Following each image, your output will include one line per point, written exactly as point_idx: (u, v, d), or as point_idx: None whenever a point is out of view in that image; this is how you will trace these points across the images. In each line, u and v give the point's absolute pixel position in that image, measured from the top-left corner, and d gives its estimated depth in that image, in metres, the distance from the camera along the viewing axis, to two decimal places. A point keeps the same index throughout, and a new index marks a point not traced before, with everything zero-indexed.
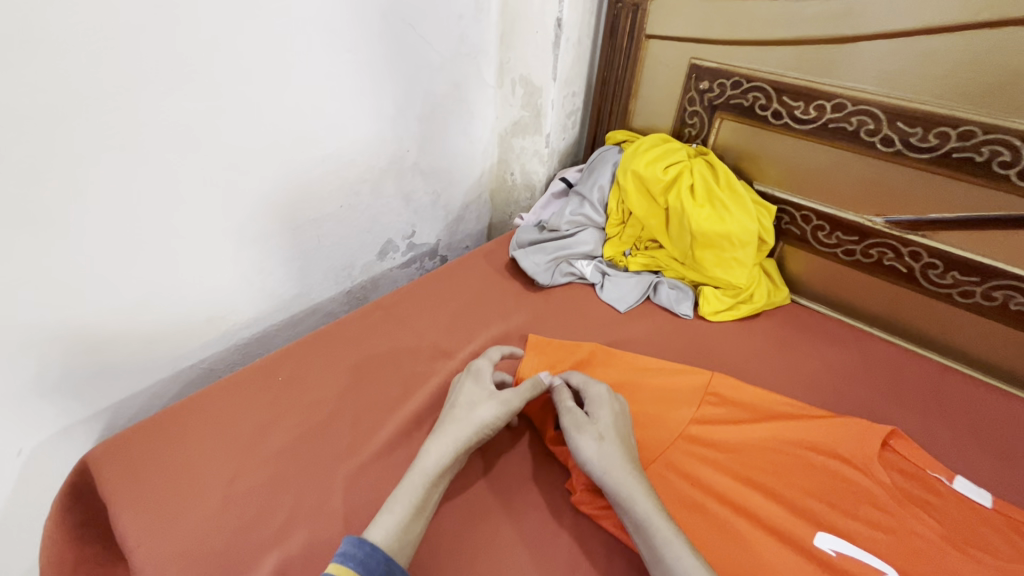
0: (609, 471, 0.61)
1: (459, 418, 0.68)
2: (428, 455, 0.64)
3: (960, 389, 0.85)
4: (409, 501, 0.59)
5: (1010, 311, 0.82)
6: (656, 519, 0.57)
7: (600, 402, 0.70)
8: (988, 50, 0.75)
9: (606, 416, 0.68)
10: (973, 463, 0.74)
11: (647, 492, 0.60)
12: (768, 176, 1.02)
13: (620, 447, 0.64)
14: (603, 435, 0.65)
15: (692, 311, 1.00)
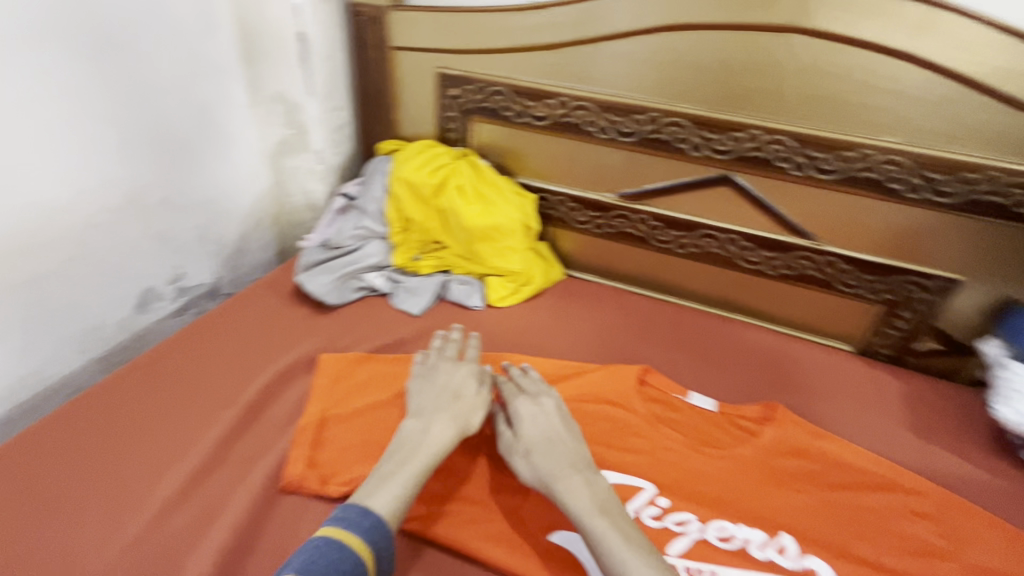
0: (546, 482, 0.67)
1: (456, 407, 0.75)
2: (421, 435, 0.71)
3: (692, 322, 1.06)
4: (407, 480, 0.65)
5: (711, 254, 1.05)
6: (592, 518, 0.62)
7: (535, 412, 0.75)
8: (653, 51, 0.93)
9: (536, 424, 0.74)
10: (703, 379, 0.93)
11: (585, 492, 0.65)
12: (525, 169, 1.14)
13: (557, 454, 0.69)
14: (539, 447, 0.71)
15: (482, 302, 1.06)
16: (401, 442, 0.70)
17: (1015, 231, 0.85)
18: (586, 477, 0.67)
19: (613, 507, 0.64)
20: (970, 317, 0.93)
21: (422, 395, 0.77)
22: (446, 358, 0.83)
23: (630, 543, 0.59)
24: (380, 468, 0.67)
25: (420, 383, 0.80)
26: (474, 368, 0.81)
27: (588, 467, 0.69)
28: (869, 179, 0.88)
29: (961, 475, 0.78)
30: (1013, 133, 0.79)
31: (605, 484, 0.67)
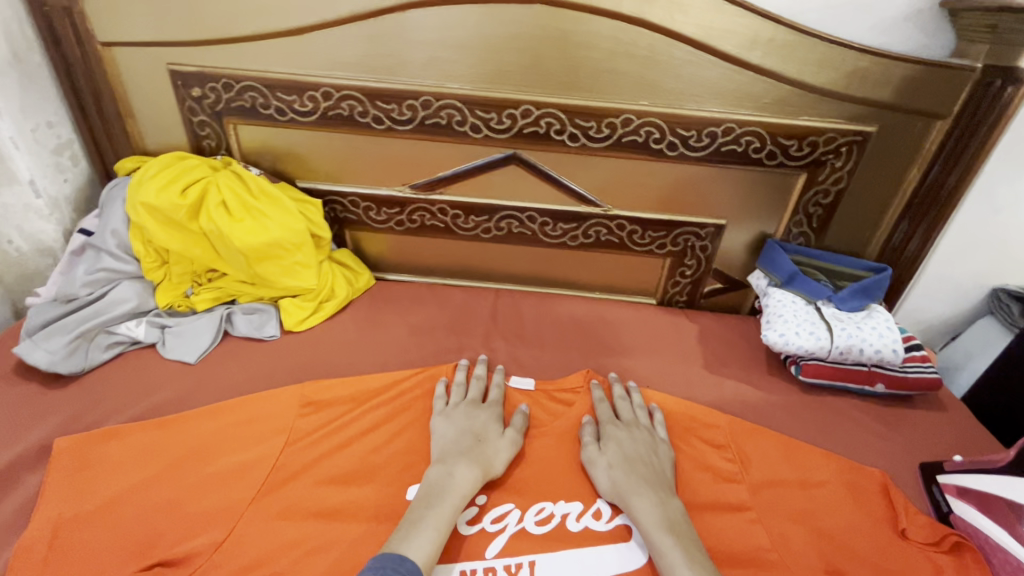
0: (622, 496, 0.65)
1: (481, 449, 0.69)
2: (449, 478, 0.65)
3: (510, 304, 1.05)
4: (441, 525, 0.60)
5: (515, 233, 1.04)
6: (659, 534, 0.60)
7: (634, 430, 0.73)
8: (408, 30, 0.87)
9: (625, 443, 0.70)
10: (525, 358, 0.92)
11: (656, 508, 0.63)
12: (306, 172, 1.02)
13: (634, 468, 0.67)
14: (618, 459, 0.68)
15: (279, 329, 0.94)
16: (428, 485, 0.64)
17: (759, 174, 0.95)
18: (661, 495, 0.65)
19: (680, 525, 0.62)
20: (739, 255, 1.04)
21: (444, 439, 0.71)
22: (467, 400, 0.78)
23: (692, 567, 0.57)
24: (411, 513, 0.61)
25: (444, 421, 0.74)
26: (492, 408, 0.77)
27: (662, 484, 0.66)
28: (635, 143, 0.92)
29: (746, 398, 0.86)
30: (738, 87, 0.87)
31: (675, 502, 0.65)
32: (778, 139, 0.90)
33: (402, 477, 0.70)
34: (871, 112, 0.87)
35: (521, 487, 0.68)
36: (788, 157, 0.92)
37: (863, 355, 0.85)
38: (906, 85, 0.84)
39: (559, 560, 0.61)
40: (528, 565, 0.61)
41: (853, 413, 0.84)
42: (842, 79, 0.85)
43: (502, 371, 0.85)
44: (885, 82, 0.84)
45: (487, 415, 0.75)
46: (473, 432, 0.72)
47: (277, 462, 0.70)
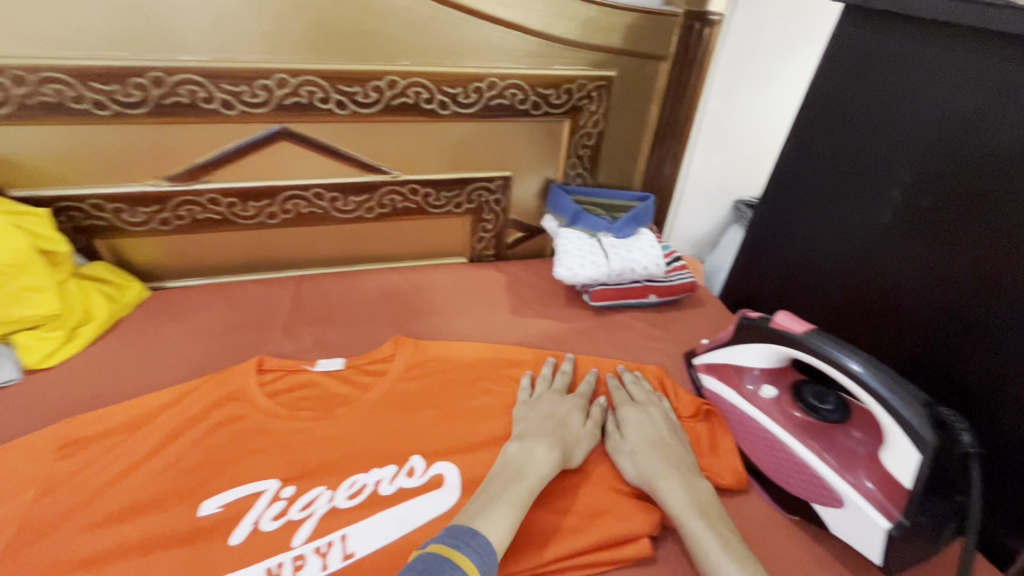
0: (650, 480, 0.64)
1: (563, 436, 0.69)
2: (526, 458, 0.64)
3: (314, 288, 1.00)
4: (517, 500, 0.59)
5: (305, 215, 0.99)
6: (690, 518, 0.59)
7: (666, 418, 0.73)
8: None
9: (646, 426, 0.71)
10: (333, 341, 0.89)
11: (685, 492, 0.62)
12: (20, 179, 0.83)
13: (661, 451, 0.67)
14: (641, 442, 0.68)
15: (19, 370, 0.78)
16: (507, 462, 0.64)
17: (530, 124, 1.01)
18: (691, 480, 0.64)
19: (713, 511, 0.61)
20: (532, 203, 1.12)
21: (527, 419, 0.72)
22: (554, 389, 0.78)
23: (727, 551, 0.56)
24: (489, 486, 0.60)
25: (525, 408, 0.74)
26: (578, 397, 0.76)
27: (686, 465, 0.66)
28: (406, 105, 0.92)
29: (549, 332, 0.94)
30: (491, 42, 0.91)
31: (703, 486, 0.64)
32: (538, 89, 0.96)
33: (196, 494, 0.64)
34: (609, 58, 0.97)
35: (334, 469, 0.68)
36: (550, 106, 0.99)
37: (635, 274, 0.98)
38: (631, 31, 0.95)
39: (373, 525, 0.62)
40: (340, 540, 0.60)
41: (636, 325, 0.97)
42: (578, 28, 0.93)
43: (570, 358, 0.85)
44: (614, 29, 0.94)
45: (572, 405, 0.75)
46: (553, 413, 0.72)
47: (28, 519, 0.59)
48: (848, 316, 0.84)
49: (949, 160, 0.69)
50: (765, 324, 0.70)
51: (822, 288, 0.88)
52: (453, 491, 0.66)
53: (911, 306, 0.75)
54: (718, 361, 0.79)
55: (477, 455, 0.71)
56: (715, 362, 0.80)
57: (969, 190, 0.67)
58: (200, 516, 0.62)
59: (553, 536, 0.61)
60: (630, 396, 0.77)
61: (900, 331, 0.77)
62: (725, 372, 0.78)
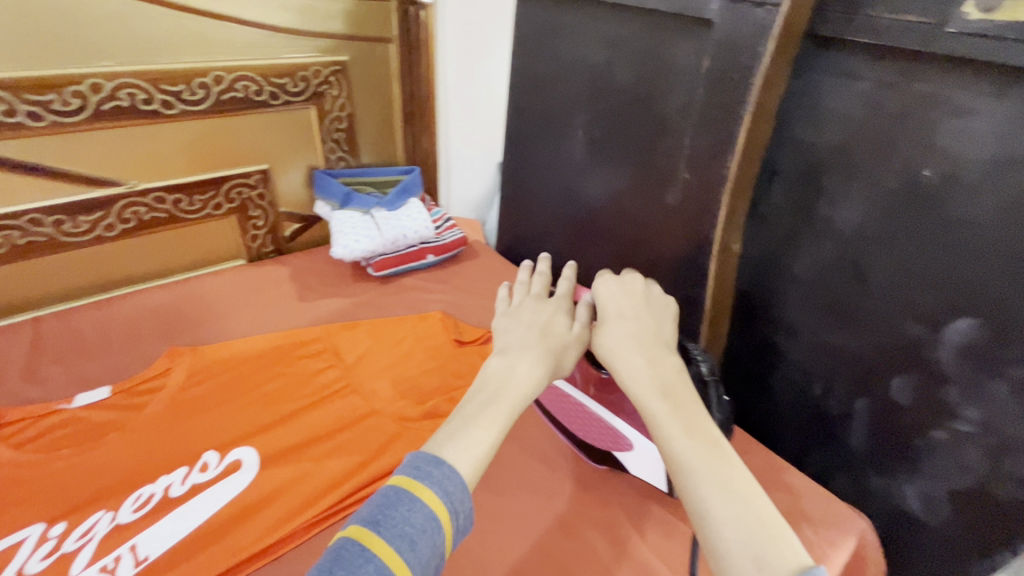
0: (609, 361, 0.56)
1: (551, 342, 0.57)
2: (509, 375, 0.52)
3: (57, 325, 0.89)
4: (497, 423, 0.48)
5: (22, 246, 0.87)
6: (650, 399, 0.51)
7: (639, 291, 0.63)
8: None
9: (621, 306, 0.60)
10: (91, 374, 0.81)
11: (646, 372, 0.53)
12: None
13: (629, 331, 0.57)
14: (608, 326, 0.58)
15: None
16: (485, 377, 0.53)
17: (273, 114, 1.01)
18: (654, 356, 0.55)
19: (679, 391, 0.51)
20: (301, 193, 1.13)
21: (510, 331, 0.58)
22: (533, 294, 0.65)
23: (691, 435, 0.47)
24: (462, 410, 0.49)
25: (505, 320, 0.61)
26: (561, 299, 0.64)
27: (660, 344, 0.57)
28: (120, 108, 0.86)
29: (337, 309, 0.99)
30: (204, 36, 0.90)
31: (673, 362, 0.55)
32: (271, 79, 0.98)
33: None
34: (337, 44, 1.03)
35: (111, 491, 0.65)
36: (289, 95, 1.01)
37: (408, 240, 1.07)
38: (350, 17, 1.02)
39: (165, 527, 0.61)
40: (129, 552, 0.59)
41: (420, 284, 1.07)
42: (295, 16, 0.96)
43: (570, 266, 0.69)
44: (333, 16, 1.00)
45: (556, 307, 0.62)
46: (539, 318, 0.60)
47: None
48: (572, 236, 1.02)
49: (600, 99, 0.87)
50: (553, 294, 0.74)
51: (553, 216, 1.05)
52: (250, 470, 0.68)
53: (603, 218, 0.94)
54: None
55: (273, 432, 0.74)
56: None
57: (613, 121, 0.86)
58: None
59: (355, 472, 0.68)
60: (610, 275, 0.65)
61: (601, 239, 0.96)
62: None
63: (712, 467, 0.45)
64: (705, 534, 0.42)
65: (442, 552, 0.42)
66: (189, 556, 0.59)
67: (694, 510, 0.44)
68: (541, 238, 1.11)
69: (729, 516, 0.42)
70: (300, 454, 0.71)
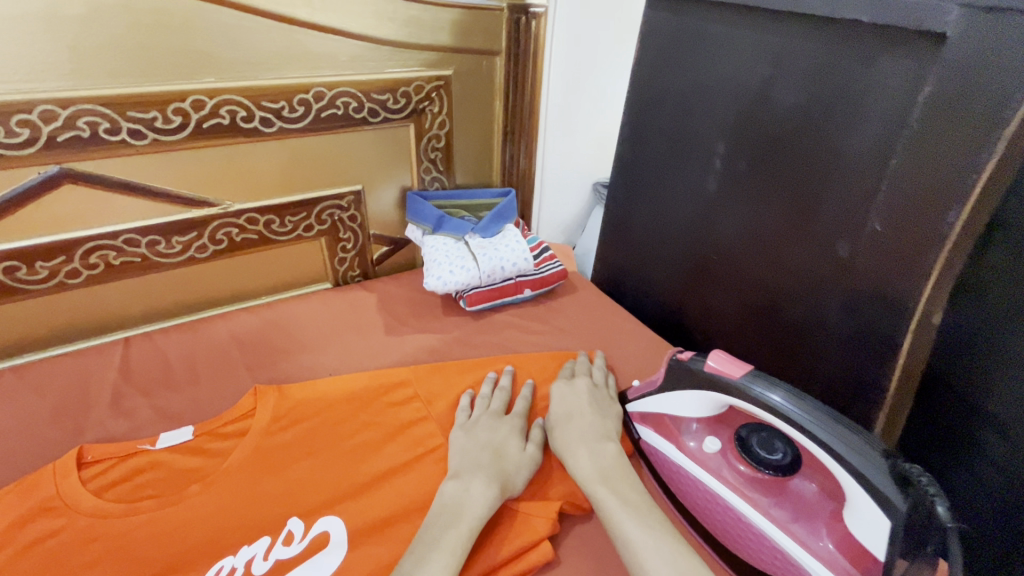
0: (562, 452, 0.65)
1: (500, 466, 0.64)
2: (463, 498, 0.59)
3: (146, 349, 0.85)
4: (458, 547, 0.55)
5: (118, 266, 0.84)
6: (593, 485, 0.60)
7: (590, 400, 0.72)
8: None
9: (564, 404, 0.72)
10: (176, 407, 0.77)
11: (590, 464, 0.62)
12: None
13: (569, 428, 0.67)
14: (561, 425, 0.69)
15: None
16: (444, 503, 0.60)
17: (371, 132, 0.95)
18: (596, 448, 0.64)
19: (619, 479, 0.60)
20: (391, 215, 1.06)
21: (464, 450, 0.67)
22: (490, 411, 0.73)
23: (630, 512, 0.56)
24: (424, 535, 0.56)
25: (461, 437, 0.69)
26: (514, 418, 0.72)
27: (598, 434, 0.66)
28: (220, 126, 0.81)
29: (427, 346, 0.90)
30: (309, 49, 0.83)
31: (613, 448, 0.64)
32: (372, 95, 0.90)
33: None
34: (441, 56, 0.95)
35: (190, 560, 0.58)
36: (389, 112, 0.94)
37: (505, 272, 0.97)
38: (458, 28, 0.93)
39: None
40: None
41: (516, 322, 0.96)
42: (402, 28, 0.89)
43: (513, 376, 0.80)
44: (440, 27, 0.92)
45: (510, 428, 0.70)
46: (485, 436, 0.69)
47: None
48: (695, 278, 0.88)
49: (750, 126, 0.73)
50: (701, 368, 0.60)
51: (671, 254, 0.91)
52: (338, 549, 0.59)
53: (739, 263, 0.79)
54: (653, 410, 0.67)
55: (362, 499, 0.65)
56: (647, 412, 0.68)
57: (767, 153, 0.71)
58: None
59: None
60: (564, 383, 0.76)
61: (733, 286, 0.81)
62: (660, 423, 0.67)
63: (657, 545, 0.52)
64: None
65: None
66: None
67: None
68: (651, 275, 0.98)
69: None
70: (391, 531, 0.61)
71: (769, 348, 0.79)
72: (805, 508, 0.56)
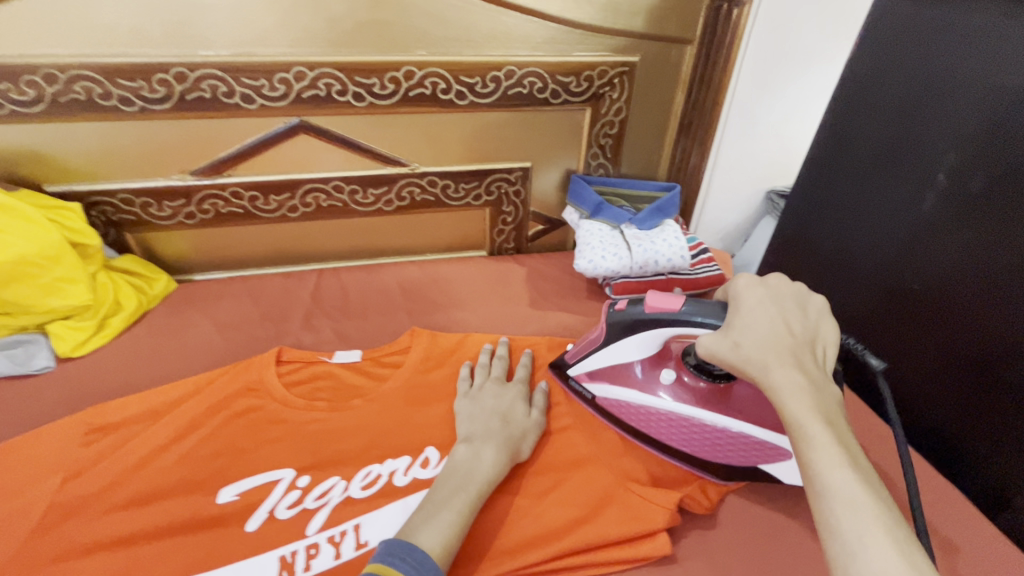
0: (761, 371, 0.50)
1: (510, 431, 0.66)
2: (474, 461, 0.62)
3: (334, 281, 1.00)
4: (465, 507, 0.57)
5: (325, 208, 0.99)
6: (811, 423, 0.46)
7: (791, 296, 0.58)
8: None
9: (750, 309, 0.56)
10: (350, 333, 0.89)
11: (807, 392, 0.48)
12: (52, 174, 0.87)
13: (777, 340, 0.52)
14: (759, 334, 0.53)
15: (53, 359, 0.81)
16: (454, 466, 0.62)
17: (549, 112, 0.98)
18: (813, 374, 0.50)
19: (835, 416, 0.47)
20: (552, 196, 1.09)
21: (473, 417, 0.68)
22: (493, 379, 0.74)
23: (854, 468, 0.43)
24: (435, 492, 0.58)
25: (467, 404, 0.70)
26: (518, 385, 0.74)
27: (811, 361, 0.52)
28: (423, 95, 0.91)
29: (567, 325, 0.92)
30: (509, 29, 0.88)
31: (825, 383, 0.50)
32: (558, 77, 0.94)
33: (212, 482, 0.63)
34: (631, 43, 0.94)
35: (348, 459, 0.67)
36: (570, 95, 0.97)
37: (659, 267, 0.95)
38: (654, 14, 0.92)
39: (386, 516, 0.61)
40: (353, 529, 0.60)
41: None
42: (598, 12, 0.90)
43: (531, 354, 0.80)
44: (636, 12, 0.91)
45: (513, 393, 0.72)
46: (496, 410, 0.69)
47: (54, 500, 0.60)
48: (887, 309, 0.78)
49: (1006, 149, 0.61)
50: (640, 312, 0.66)
51: (858, 280, 0.82)
52: None
53: (952, 302, 0.69)
54: (601, 366, 0.71)
55: None
56: (596, 369, 0.72)
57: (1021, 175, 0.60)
58: (218, 503, 0.61)
59: (574, 526, 0.60)
60: (754, 277, 0.60)
61: (941, 326, 0.71)
62: (611, 375, 0.71)
63: (873, 500, 0.41)
64: (854, 571, 0.39)
65: None
66: None
67: (839, 551, 0.40)
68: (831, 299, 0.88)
69: (899, 574, 0.38)
70: (518, 485, 0.65)
71: (982, 405, 0.67)
72: (761, 403, 0.66)
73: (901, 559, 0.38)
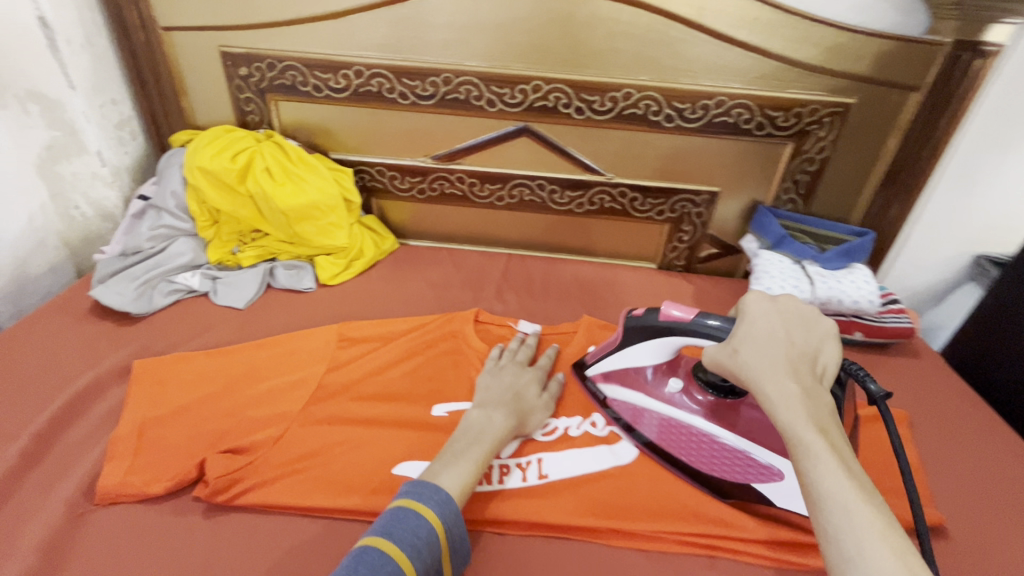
0: (758, 379, 0.55)
1: (521, 405, 0.74)
2: (487, 422, 0.69)
3: (520, 266, 1.15)
4: (477, 459, 0.63)
5: (526, 202, 1.15)
6: (805, 428, 0.50)
7: (799, 311, 0.62)
8: (418, 11, 0.96)
9: (754, 322, 0.60)
10: (532, 311, 1.02)
11: (799, 396, 0.52)
12: (336, 144, 1.13)
13: (775, 350, 0.57)
14: (758, 343, 0.58)
15: (314, 282, 1.05)
16: (469, 424, 0.69)
17: (750, 143, 1.03)
18: (809, 386, 0.54)
19: (828, 423, 0.51)
20: (732, 222, 1.13)
21: (490, 388, 0.75)
22: (516, 361, 0.82)
23: (849, 478, 0.46)
24: (452, 445, 0.65)
25: (489, 377, 0.78)
26: (537, 370, 0.81)
27: (810, 373, 0.56)
28: (635, 115, 1.02)
29: None
30: (728, 63, 0.95)
31: (822, 397, 0.54)
32: (767, 110, 0.99)
33: (429, 398, 0.79)
34: (851, 85, 0.96)
35: None
36: (775, 128, 1.00)
37: (842, 306, 0.94)
38: (882, 59, 0.93)
39: (561, 459, 0.72)
40: (536, 462, 0.72)
41: None
42: (821, 54, 0.93)
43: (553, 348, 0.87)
44: (863, 55, 0.93)
45: (531, 375, 0.79)
46: (512, 387, 0.76)
47: (320, 382, 0.80)
48: None
49: None
50: (656, 320, 0.69)
51: None
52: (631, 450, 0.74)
53: None
54: (615, 368, 0.77)
55: None
56: (610, 370, 0.78)
57: None
58: (434, 415, 0.77)
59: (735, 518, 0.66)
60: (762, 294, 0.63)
61: None
62: (622, 377, 0.77)
63: (864, 506, 0.45)
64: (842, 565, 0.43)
65: (441, 558, 0.55)
66: (573, 487, 0.69)
67: (837, 554, 0.44)
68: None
69: (881, 560, 0.42)
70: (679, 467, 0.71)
71: None
72: (762, 426, 0.70)
73: (883, 545, 0.42)
